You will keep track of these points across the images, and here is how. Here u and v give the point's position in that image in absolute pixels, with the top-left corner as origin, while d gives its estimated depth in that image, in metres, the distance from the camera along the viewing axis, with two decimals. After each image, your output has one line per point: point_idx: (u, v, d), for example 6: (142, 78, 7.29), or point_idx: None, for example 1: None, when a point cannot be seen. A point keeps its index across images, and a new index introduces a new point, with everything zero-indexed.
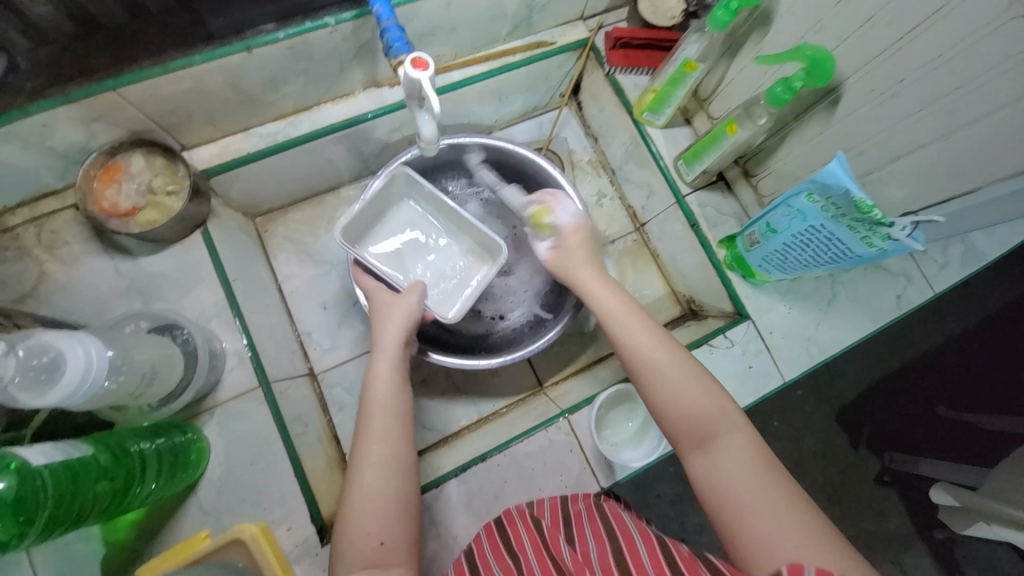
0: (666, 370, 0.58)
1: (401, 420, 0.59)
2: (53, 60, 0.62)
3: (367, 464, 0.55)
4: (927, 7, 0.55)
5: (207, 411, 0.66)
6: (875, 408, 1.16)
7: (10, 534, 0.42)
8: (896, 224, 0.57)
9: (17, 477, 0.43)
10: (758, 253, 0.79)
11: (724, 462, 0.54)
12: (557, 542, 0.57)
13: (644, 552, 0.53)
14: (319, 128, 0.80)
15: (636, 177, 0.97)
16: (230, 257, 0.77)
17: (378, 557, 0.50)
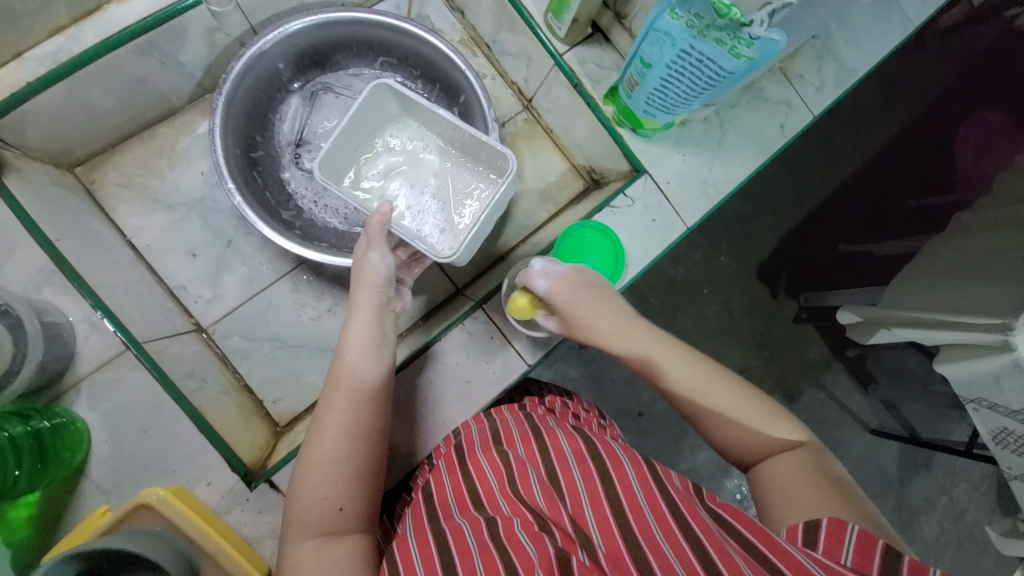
0: (740, 409, 0.56)
1: (372, 389, 0.59)
2: None
3: (336, 431, 0.55)
4: None
5: (72, 388, 0.59)
6: (789, 253, 1.23)
7: None
8: (755, 22, 0.54)
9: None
10: (641, 97, 0.73)
11: (779, 472, 0.53)
12: (527, 474, 0.54)
13: (629, 468, 0.54)
14: (110, 36, 0.64)
15: (512, 47, 0.86)
16: (48, 215, 0.64)
17: (335, 522, 0.53)
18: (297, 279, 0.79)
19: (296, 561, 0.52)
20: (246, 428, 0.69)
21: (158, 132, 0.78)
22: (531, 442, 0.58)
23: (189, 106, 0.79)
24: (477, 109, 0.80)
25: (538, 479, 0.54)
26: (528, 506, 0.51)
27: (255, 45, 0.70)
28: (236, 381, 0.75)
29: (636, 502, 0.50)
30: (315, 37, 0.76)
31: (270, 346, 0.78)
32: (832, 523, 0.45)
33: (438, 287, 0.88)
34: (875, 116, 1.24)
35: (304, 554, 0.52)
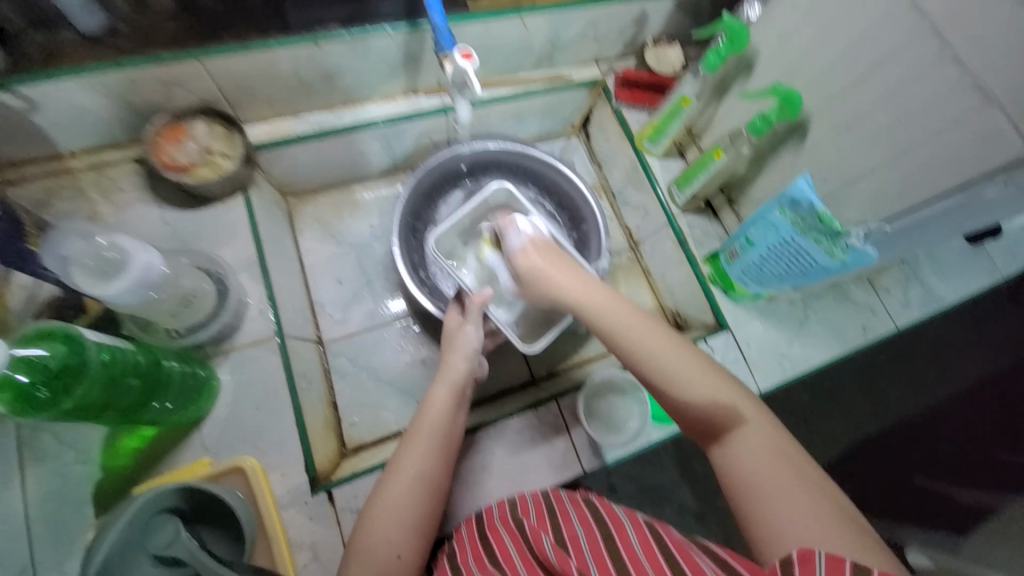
0: (691, 382, 0.55)
1: (439, 446, 0.63)
2: (145, 27, 0.71)
3: (406, 477, 0.60)
4: (874, 54, 0.62)
5: (221, 354, 0.71)
6: (861, 469, 1.17)
7: (49, 396, 0.45)
8: (852, 234, 0.67)
9: (67, 347, 0.47)
10: (738, 266, 0.86)
11: (747, 458, 0.51)
12: (538, 537, 0.54)
13: (633, 535, 0.52)
14: (361, 121, 0.89)
15: (634, 200, 1.05)
16: (264, 223, 0.84)
17: (393, 568, 0.55)
18: (407, 327, 0.92)
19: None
20: (323, 438, 0.77)
21: (351, 189, 1.01)
22: (544, 517, 0.58)
23: (381, 177, 1.03)
24: (595, 241, 0.97)
25: (551, 540, 0.53)
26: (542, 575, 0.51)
27: (451, 152, 0.95)
28: (329, 396, 0.84)
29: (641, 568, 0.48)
30: (491, 156, 0.99)
31: (364, 375, 0.88)
32: (801, 559, 0.41)
33: (516, 372, 0.95)
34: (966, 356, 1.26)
35: None
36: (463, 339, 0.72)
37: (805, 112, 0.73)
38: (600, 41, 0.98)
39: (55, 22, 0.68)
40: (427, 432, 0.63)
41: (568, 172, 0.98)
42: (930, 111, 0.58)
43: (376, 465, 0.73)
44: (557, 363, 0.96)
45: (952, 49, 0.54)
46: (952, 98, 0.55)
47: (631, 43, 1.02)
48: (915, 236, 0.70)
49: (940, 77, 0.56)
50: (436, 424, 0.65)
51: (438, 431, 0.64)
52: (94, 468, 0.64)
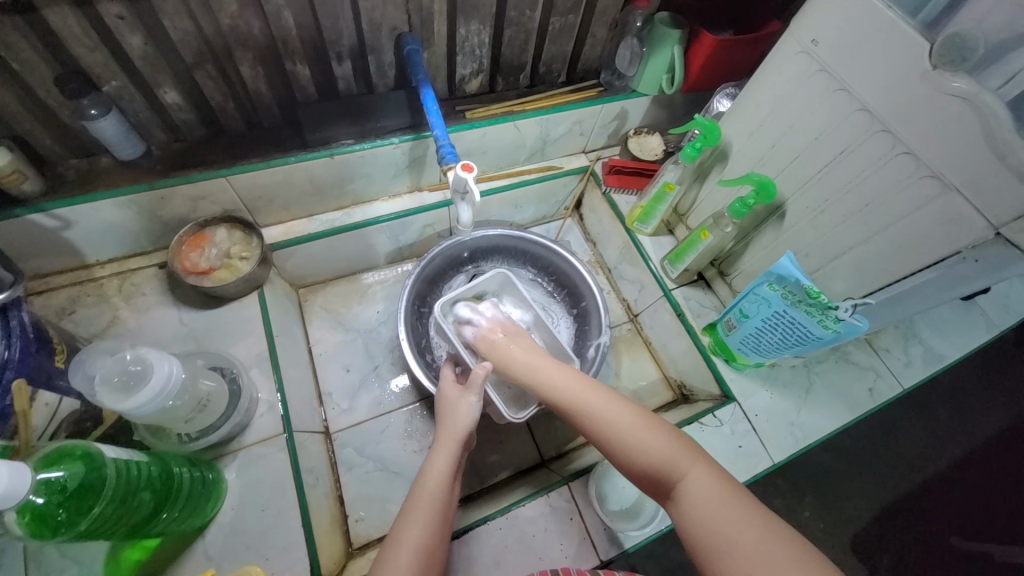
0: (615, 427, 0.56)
1: (444, 522, 0.59)
2: (180, 151, 0.80)
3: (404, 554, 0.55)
4: (835, 148, 0.68)
5: (230, 453, 0.72)
6: (889, 534, 1.10)
7: (65, 519, 0.45)
8: (841, 307, 0.68)
9: (84, 465, 0.48)
10: (736, 337, 0.88)
11: (690, 504, 0.49)
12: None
13: None
14: (369, 218, 0.96)
15: (629, 274, 1.09)
16: (276, 317, 0.87)
17: None
18: (414, 412, 0.93)
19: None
20: (330, 538, 0.75)
21: (359, 277, 1.06)
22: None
23: (388, 265, 1.09)
24: (595, 317, 1.00)
25: None
26: None
27: (453, 240, 1.01)
28: (335, 489, 0.83)
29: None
30: (491, 242, 1.05)
31: (371, 464, 0.87)
32: None
33: (525, 453, 0.93)
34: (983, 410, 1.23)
35: None
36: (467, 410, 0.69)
37: (781, 196, 0.79)
38: (585, 135, 1.08)
39: (98, 152, 0.76)
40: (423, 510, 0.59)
41: (564, 253, 1.03)
42: (895, 196, 0.63)
43: None
44: (566, 442, 0.95)
45: (903, 143, 0.60)
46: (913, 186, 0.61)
47: (614, 135, 1.12)
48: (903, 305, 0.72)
49: (899, 167, 0.62)
50: (433, 499, 0.61)
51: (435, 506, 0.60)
52: None
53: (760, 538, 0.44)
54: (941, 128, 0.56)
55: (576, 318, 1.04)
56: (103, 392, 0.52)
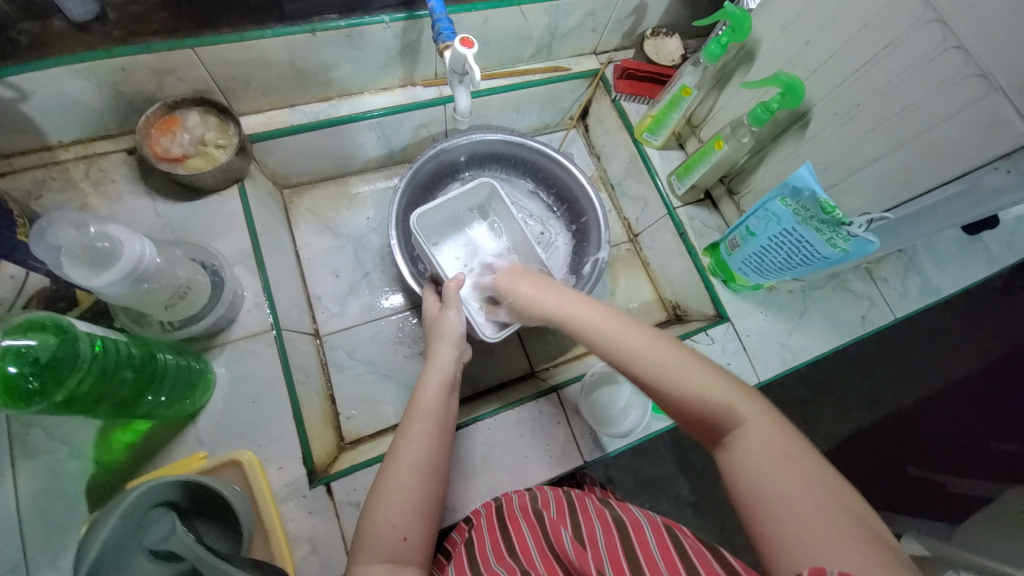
0: (678, 374, 0.50)
1: (440, 426, 0.61)
2: (139, 15, 0.70)
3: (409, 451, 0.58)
4: (876, 43, 0.61)
5: (217, 347, 0.70)
6: (856, 456, 1.17)
7: (34, 383, 0.44)
8: (854, 223, 0.66)
9: (58, 338, 0.46)
10: (739, 256, 0.85)
11: (750, 454, 0.45)
12: (559, 530, 0.56)
13: (650, 537, 0.54)
14: (357, 112, 0.88)
15: (633, 192, 1.04)
16: (259, 215, 0.82)
17: (399, 553, 0.52)
18: (405, 320, 0.92)
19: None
20: (321, 432, 0.76)
21: (348, 181, 1.00)
22: (564, 514, 0.60)
23: (379, 169, 1.02)
24: (594, 233, 0.96)
25: (570, 535, 0.55)
26: (560, 563, 0.53)
27: (448, 142, 0.93)
28: (327, 389, 0.83)
29: (654, 560, 0.50)
30: (490, 149, 0.98)
31: (362, 368, 0.87)
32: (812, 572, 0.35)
33: (516, 364, 0.94)
34: (968, 352, 1.25)
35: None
36: (453, 318, 0.71)
37: (807, 102, 0.72)
38: (597, 31, 0.97)
39: (44, 11, 0.66)
40: (422, 415, 0.61)
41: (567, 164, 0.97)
42: (930, 101, 0.58)
43: (374, 458, 0.72)
44: (557, 355, 0.95)
45: (954, 36, 0.54)
46: (956, 87, 0.55)
47: (630, 35, 1.02)
48: (916, 226, 0.69)
49: (944, 65, 0.55)
50: (430, 407, 0.62)
51: (433, 411, 0.62)
52: (86, 463, 0.63)
53: (825, 503, 0.40)
54: (1002, 16, 0.49)
55: (575, 235, 1.01)
56: (70, 270, 0.49)
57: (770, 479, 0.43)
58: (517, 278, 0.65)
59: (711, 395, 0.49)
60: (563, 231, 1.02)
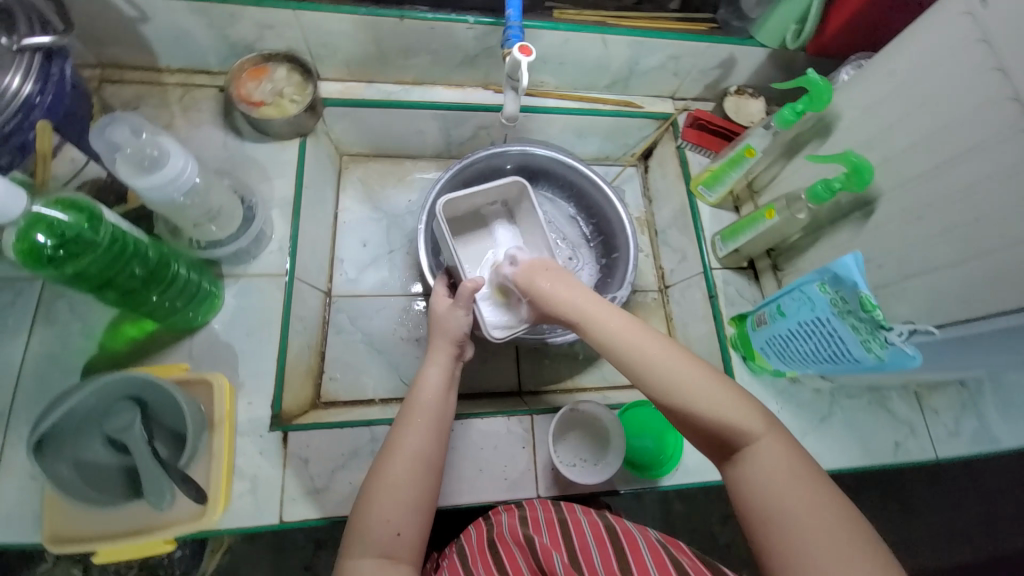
0: (698, 396, 0.50)
1: (435, 426, 0.61)
2: None
3: (405, 449, 0.59)
4: (963, 143, 0.55)
5: (233, 275, 0.75)
6: None
7: (48, 252, 0.49)
8: (894, 329, 0.60)
9: (86, 219, 0.51)
10: (764, 334, 0.78)
11: (763, 479, 0.47)
12: (550, 556, 0.57)
13: (645, 552, 0.57)
14: (425, 101, 0.92)
15: (674, 242, 1.00)
16: (311, 170, 0.88)
17: (393, 544, 0.54)
18: (413, 304, 0.93)
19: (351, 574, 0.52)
20: (299, 383, 0.78)
21: (402, 162, 1.04)
22: (556, 537, 0.60)
23: (433, 159, 1.06)
24: (621, 270, 0.93)
25: (562, 561, 0.56)
26: None
27: (501, 148, 0.95)
28: (319, 346, 0.86)
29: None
30: (541, 164, 0.99)
31: (359, 337, 0.89)
32: None
33: (505, 378, 0.92)
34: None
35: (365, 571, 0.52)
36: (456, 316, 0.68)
37: (876, 190, 0.67)
38: (678, 76, 0.96)
39: None
40: (418, 415, 0.61)
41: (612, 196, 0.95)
42: (1011, 217, 0.51)
43: (336, 422, 0.73)
44: (548, 382, 0.92)
45: None
46: None
47: (712, 87, 0.99)
48: (973, 354, 0.61)
49: None
50: (429, 405, 0.63)
51: (428, 414, 0.62)
52: (92, 343, 0.69)
53: (831, 524, 0.44)
54: None
55: (602, 269, 0.99)
56: (119, 168, 0.54)
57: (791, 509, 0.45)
58: (544, 271, 0.60)
59: (731, 420, 0.49)
60: (591, 262, 1.00)
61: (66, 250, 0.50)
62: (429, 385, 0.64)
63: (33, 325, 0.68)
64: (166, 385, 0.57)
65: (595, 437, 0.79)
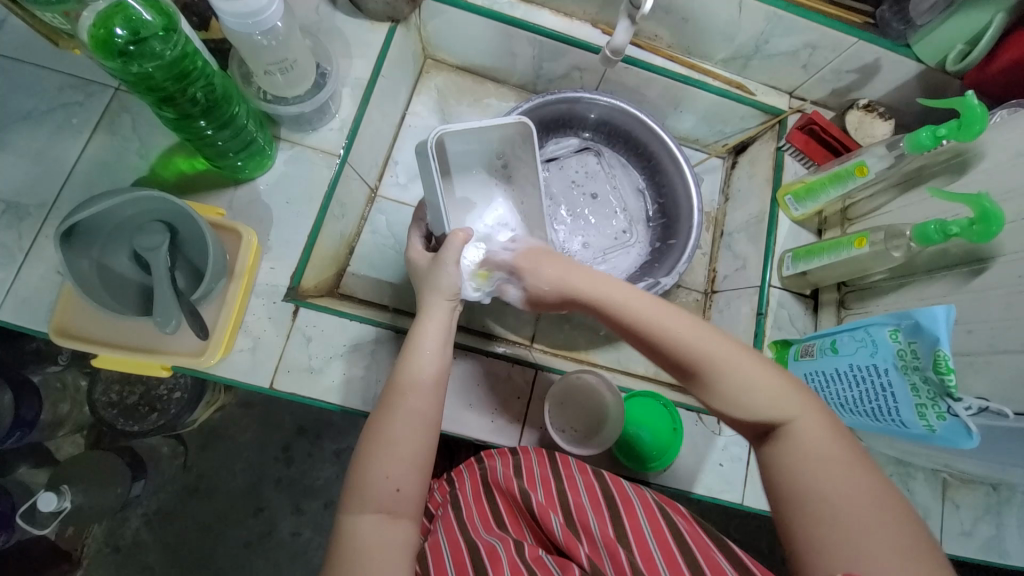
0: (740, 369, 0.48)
1: (435, 384, 0.56)
2: None
3: (401, 416, 0.53)
4: None
5: (289, 142, 0.74)
6: None
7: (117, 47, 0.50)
8: (962, 401, 0.53)
9: (164, 23, 0.51)
10: (803, 367, 0.70)
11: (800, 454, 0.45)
12: (547, 516, 0.55)
13: (641, 520, 0.56)
14: (529, 21, 0.85)
15: (738, 248, 0.92)
16: (394, 61, 0.84)
17: (391, 501, 0.50)
18: None
19: (350, 531, 0.49)
20: (324, 267, 0.78)
21: (484, 84, 1.00)
22: (552, 496, 0.59)
23: (516, 89, 1.00)
24: (672, 259, 0.87)
25: (560, 521, 0.56)
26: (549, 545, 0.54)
27: (590, 96, 0.88)
28: (351, 239, 0.85)
29: (652, 554, 0.52)
30: (625, 126, 0.91)
31: (391, 243, 0.88)
32: None
33: (519, 329, 0.89)
34: None
35: (363, 527, 0.49)
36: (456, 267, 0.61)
37: (996, 249, 0.58)
38: (807, 70, 0.85)
39: None
40: (415, 384, 0.55)
41: (689, 179, 0.87)
42: None
43: (347, 313, 0.73)
44: (561, 347, 0.89)
45: None
46: None
47: (839, 94, 0.89)
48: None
49: None
50: (430, 359, 0.57)
51: (429, 380, 0.56)
52: (146, 165, 0.70)
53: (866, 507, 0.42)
54: None
55: (653, 252, 0.93)
56: None
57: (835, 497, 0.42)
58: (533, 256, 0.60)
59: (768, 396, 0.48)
60: (645, 242, 0.95)
61: (136, 48, 0.51)
62: (426, 352, 0.57)
63: (95, 129, 0.69)
64: (194, 217, 0.57)
65: (592, 410, 0.75)
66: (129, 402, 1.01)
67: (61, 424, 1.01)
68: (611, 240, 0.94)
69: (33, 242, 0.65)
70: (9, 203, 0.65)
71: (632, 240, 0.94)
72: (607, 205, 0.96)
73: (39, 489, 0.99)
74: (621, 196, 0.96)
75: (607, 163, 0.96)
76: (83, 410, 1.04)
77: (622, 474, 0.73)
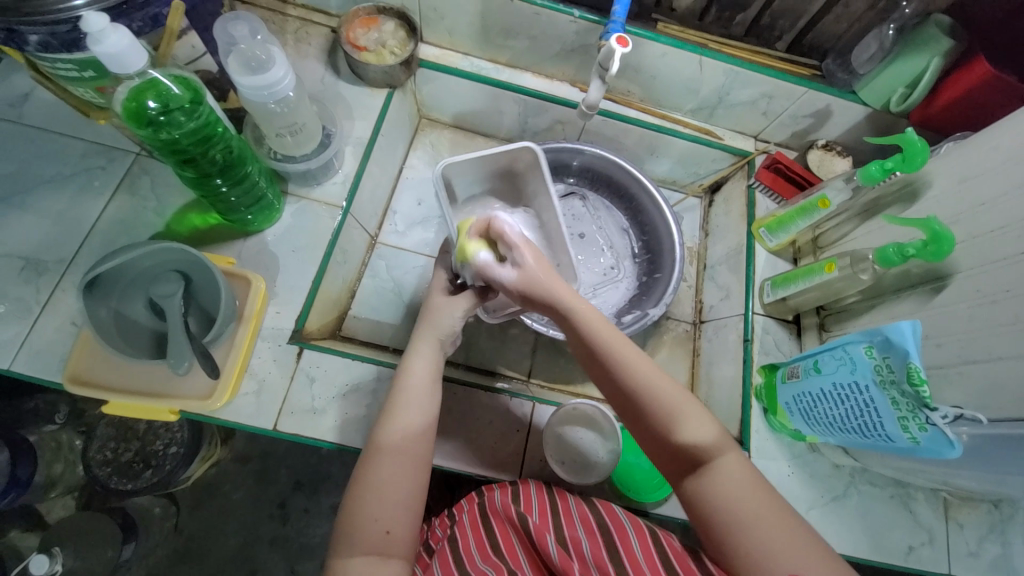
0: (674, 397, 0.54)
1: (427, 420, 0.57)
2: None
3: (386, 458, 0.54)
4: None
5: (296, 196, 0.80)
6: None
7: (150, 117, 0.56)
8: (937, 410, 0.56)
9: (191, 95, 0.58)
10: (792, 389, 0.73)
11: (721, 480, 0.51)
12: (543, 537, 0.56)
13: (635, 543, 0.57)
14: (513, 83, 0.95)
15: (721, 279, 0.97)
16: (392, 121, 0.92)
17: (383, 543, 0.52)
18: None
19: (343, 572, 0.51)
20: (327, 310, 0.82)
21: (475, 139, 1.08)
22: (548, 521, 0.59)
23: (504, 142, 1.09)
24: (659, 291, 0.92)
25: (556, 543, 0.56)
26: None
27: (572, 146, 0.96)
28: (352, 283, 0.90)
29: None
30: (606, 171, 0.99)
31: (390, 287, 0.93)
32: None
33: (515, 365, 0.91)
34: None
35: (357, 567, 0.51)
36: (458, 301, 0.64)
37: (953, 267, 0.63)
38: (767, 116, 0.94)
39: None
40: (397, 422, 0.56)
41: (669, 216, 0.94)
42: None
43: (349, 353, 0.75)
44: (557, 380, 0.91)
45: None
46: None
47: (799, 136, 0.97)
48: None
49: None
50: (421, 395, 0.58)
51: (420, 418, 0.57)
52: (162, 222, 0.75)
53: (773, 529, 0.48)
54: None
55: (641, 286, 0.97)
56: (232, 70, 0.60)
57: (742, 519, 0.48)
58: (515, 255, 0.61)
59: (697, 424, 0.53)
60: (632, 277, 1.00)
61: (166, 117, 0.57)
62: (420, 387, 0.58)
63: (117, 191, 0.75)
64: (207, 264, 0.61)
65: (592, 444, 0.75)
66: (124, 458, 1.00)
67: (53, 485, 0.99)
68: (602, 276, 0.99)
69: (51, 296, 0.68)
70: (31, 261, 0.69)
71: (620, 276, 0.99)
72: (595, 244, 1.01)
73: (28, 553, 0.96)
74: (607, 236, 1.02)
75: (592, 206, 1.03)
76: (77, 470, 1.02)
77: (624, 505, 0.73)
